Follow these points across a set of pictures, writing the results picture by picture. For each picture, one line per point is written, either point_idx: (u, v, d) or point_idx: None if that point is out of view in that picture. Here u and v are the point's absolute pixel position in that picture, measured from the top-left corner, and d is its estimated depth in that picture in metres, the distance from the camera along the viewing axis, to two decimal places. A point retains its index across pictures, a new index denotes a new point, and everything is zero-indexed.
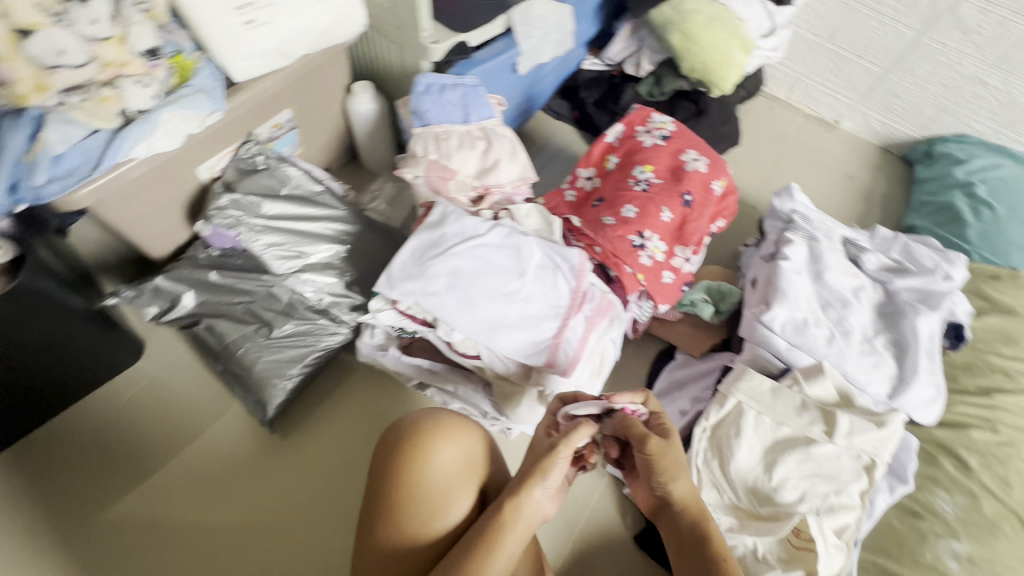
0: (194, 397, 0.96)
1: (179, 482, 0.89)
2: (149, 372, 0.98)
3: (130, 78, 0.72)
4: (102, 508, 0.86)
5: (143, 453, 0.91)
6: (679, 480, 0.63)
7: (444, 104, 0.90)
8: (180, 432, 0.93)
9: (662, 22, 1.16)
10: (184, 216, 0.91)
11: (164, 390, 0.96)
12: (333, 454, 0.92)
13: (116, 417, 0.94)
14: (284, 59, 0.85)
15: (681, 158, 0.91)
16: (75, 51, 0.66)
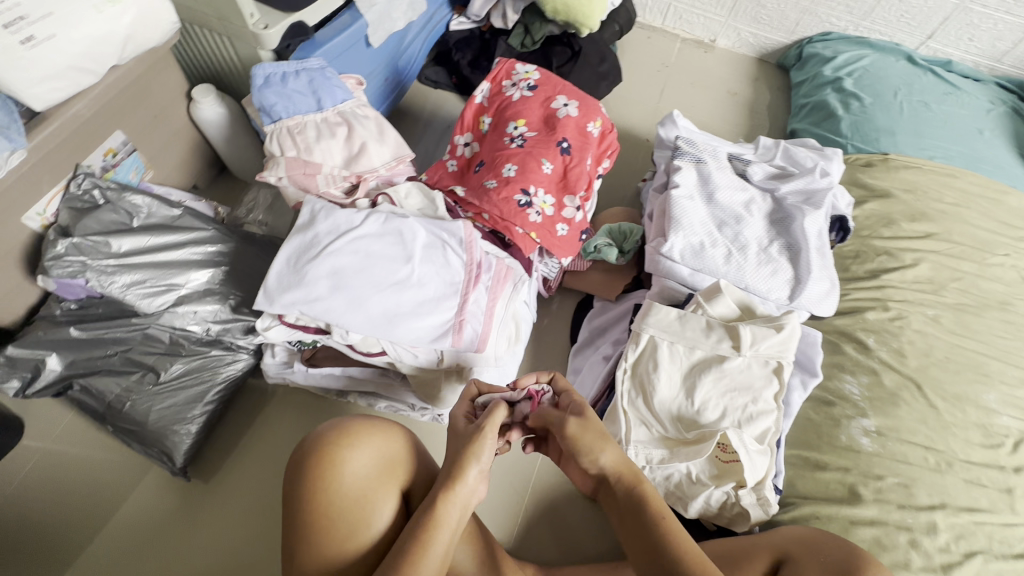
0: (99, 470, 0.87)
1: (100, 561, 0.81)
2: (40, 448, 0.88)
3: None
4: None
5: (55, 534, 0.82)
6: (605, 449, 0.62)
7: (289, 94, 0.83)
8: (93, 503, 0.85)
9: None
10: (25, 273, 0.80)
11: (64, 463, 0.87)
12: (268, 485, 0.87)
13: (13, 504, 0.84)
14: (90, 75, 0.75)
15: (552, 106, 0.88)
16: None
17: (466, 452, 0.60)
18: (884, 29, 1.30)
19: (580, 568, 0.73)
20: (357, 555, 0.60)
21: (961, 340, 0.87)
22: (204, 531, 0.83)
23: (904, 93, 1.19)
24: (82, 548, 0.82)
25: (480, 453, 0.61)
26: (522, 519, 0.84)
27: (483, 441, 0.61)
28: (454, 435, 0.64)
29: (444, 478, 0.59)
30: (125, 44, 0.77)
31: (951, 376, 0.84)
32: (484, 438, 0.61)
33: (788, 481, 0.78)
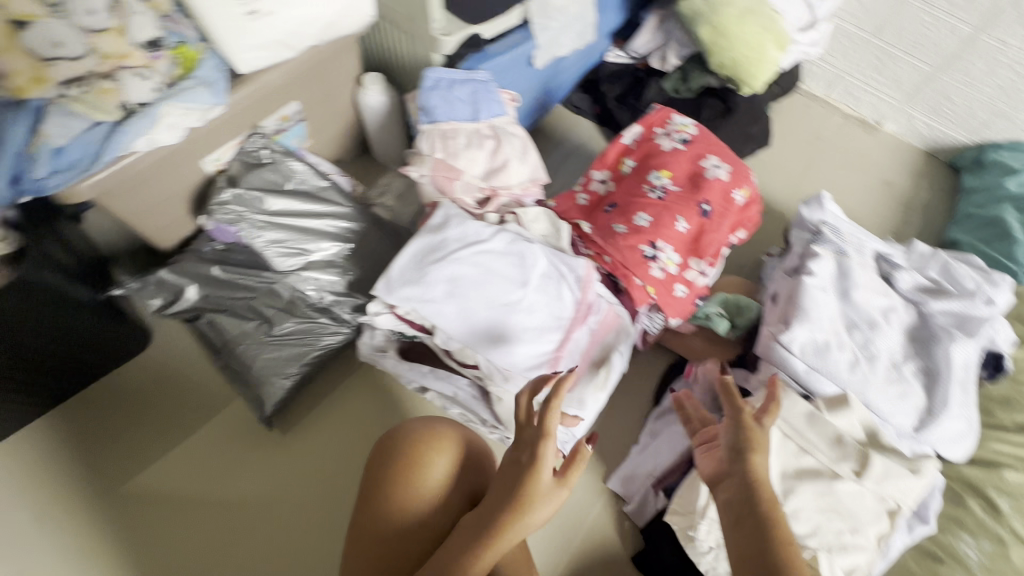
0: (188, 390, 0.96)
1: (169, 476, 0.88)
2: (163, 355, 0.98)
3: (130, 70, 0.70)
4: (118, 482, 0.88)
5: (157, 432, 0.92)
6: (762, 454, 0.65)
7: (452, 100, 0.86)
8: (192, 414, 0.94)
9: (690, 13, 1.08)
10: (190, 209, 0.90)
11: (179, 373, 0.97)
12: (342, 451, 0.91)
13: (133, 395, 0.95)
14: (289, 50, 0.83)
15: (702, 164, 0.85)
16: (73, 44, 0.65)
17: (534, 500, 0.58)
18: None
19: None
20: (428, 513, 0.63)
21: None
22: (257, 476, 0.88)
23: None
24: (160, 458, 0.90)
25: (551, 501, 0.59)
26: (564, 568, 0.82)
27: (557, 494, 0.59)
28: (516, 473, 0.59)
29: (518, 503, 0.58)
30: (325, 29, 0.83)
31: None
32: (558, 490, 0.59)
33: None
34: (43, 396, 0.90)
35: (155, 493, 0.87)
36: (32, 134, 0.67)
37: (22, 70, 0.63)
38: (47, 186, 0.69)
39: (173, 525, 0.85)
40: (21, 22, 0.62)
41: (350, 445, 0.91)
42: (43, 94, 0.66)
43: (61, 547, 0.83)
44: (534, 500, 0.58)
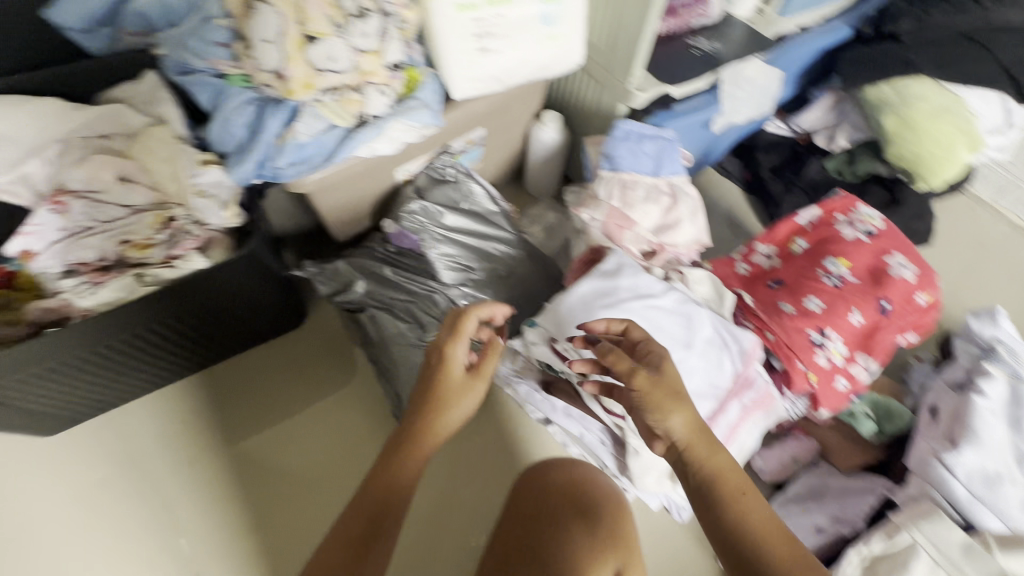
0: (315, 371, 1.01)
1: (279, 448, 0.94)
2: (304, 333, 1.05)
3: (374, 87, 0.79)
4: (243, 438, 0.95)
5: (284, 400, 0.98)
6: (675, 413, 0.61)
7: (639, 153, 0.89)
8: (317, 390, 1.00)
9: (877, 101, 1.07)
10: (372, 210, 0.98)
11: (314, 351, 1.03)
12: (451, 460, 0.94)
13: (270, 363, 1.02)
14: (499, 85, 0.88)
15: (885, 260, 0.83)
16: (343, 60, 0.74)
17: (448, 397, 0.64)
18: None
19: None
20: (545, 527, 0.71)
21: None
22: (354, 470, 0.92)
23: None
24: (273, 425, 0.96)
25: (473, 396, 0.65)
26: None
27: (473, 388, 0.65)
28: (427, 372, 0.66)
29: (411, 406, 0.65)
30: (538, 71, 0.88)
31: None
32: (474, 388, 0.65)
33: None
34: (200, 360, 0.94)
35: (266, 460, 0.93)
36: (286, 129, 0.77)
37: (298, 76, 0.72)
38: (282, 175, 0.79)
39: (275, 496, 0.90)
40: (312, 38, 0.72)
41: (453, 465, 0.94)
42: (305, 97, 0.75)
43: (183, 495, 0.89)
44: (446, 402, 0.63)
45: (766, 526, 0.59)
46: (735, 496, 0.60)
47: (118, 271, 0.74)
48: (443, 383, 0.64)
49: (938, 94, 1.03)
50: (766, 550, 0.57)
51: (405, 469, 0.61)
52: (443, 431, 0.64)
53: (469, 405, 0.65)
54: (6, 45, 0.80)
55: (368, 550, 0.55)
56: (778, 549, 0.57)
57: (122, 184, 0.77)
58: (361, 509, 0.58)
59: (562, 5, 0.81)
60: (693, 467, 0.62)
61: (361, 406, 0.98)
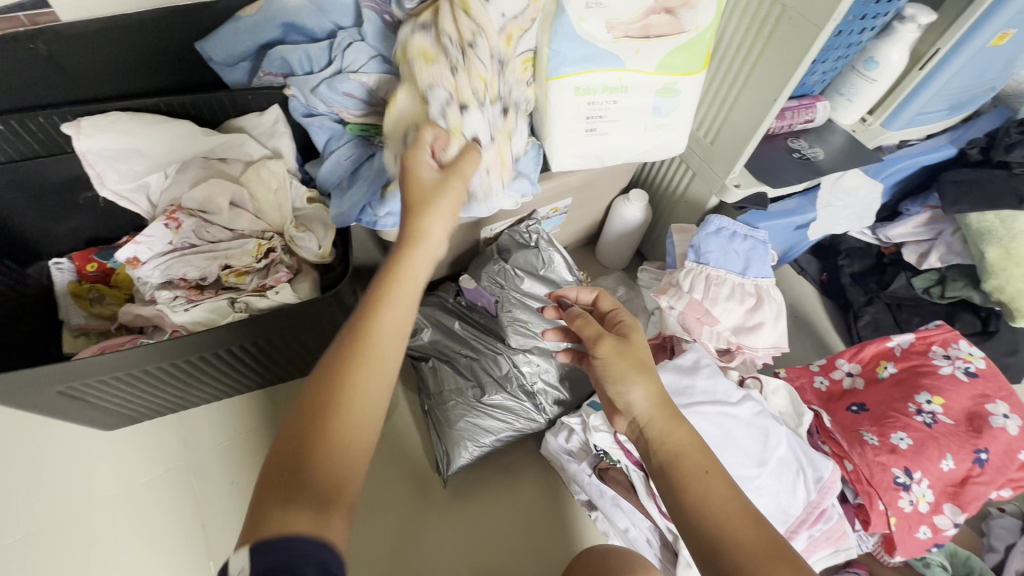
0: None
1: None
2: None
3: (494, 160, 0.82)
4: None
5: None
6: (631, 390, 0.56)
7: (728, 251, 0.88)
8: None
9: (980, 228, 1.02)
10: (452, 261, 1.00)
11: None
12: (480, 523, 0.91)
13: None
14: (597, 163, 0.89)
15: (986, 407, 0.77)
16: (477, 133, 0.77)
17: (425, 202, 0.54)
18: None
19: None
20: None
21: None
22: (382, 514, 0.90)
23: None
24: None
25: (446, 204, 0.55)
26: None
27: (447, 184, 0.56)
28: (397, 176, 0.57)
29: (393, 256, 0.52)
30: (637, 155, 0.89)
31: None
32: (452, 186, 0.56)
33: None
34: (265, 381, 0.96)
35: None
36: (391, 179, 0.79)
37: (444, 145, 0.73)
38: (380, 224, 0.81)
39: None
40: None
41: (482, 531, 0.90)
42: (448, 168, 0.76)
43: (218, 509, 0.90)
44: (418, 230, 0.53)
45: (730, 508, 0.48)
46: (694, 473, 0.50)
47: (214, 292, 0.77)
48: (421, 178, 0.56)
49: None
50: (723, 538, 0.46)
51: (370, 323, 0.48)
52: (421, 270, 0.52)
53: (448, 212, 0.55)
54: (156, 67, 0.87)
55: (341, 429, 0.44)
56: (742, 528, 0.46)
57: (231, 209, 0.81)
58: (323, 374, 0.46)
59: (677, 99, 0.82)
60: (653, 445, 0.54)
61: (401, 450, 0.97)
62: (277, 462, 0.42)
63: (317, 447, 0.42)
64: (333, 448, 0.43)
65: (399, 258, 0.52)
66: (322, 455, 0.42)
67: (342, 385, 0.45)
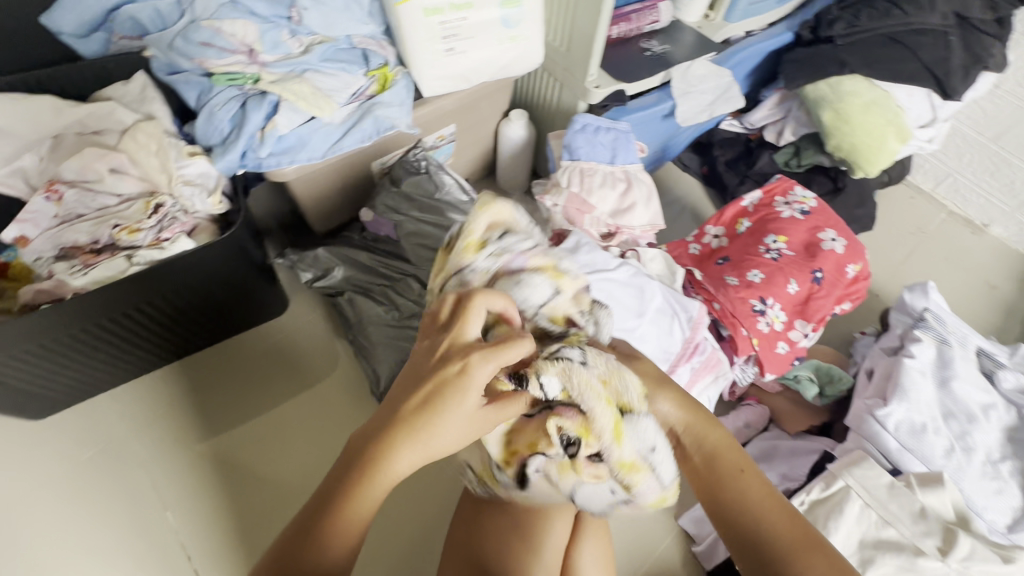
0: (295, 370, 1.05)
1: (260, 447, 0.97)
2: (285, 325, 1.09)
3: (383, 105, 0.90)
4: (216, 433, 0.98)
5: (260, 393, 1.02)
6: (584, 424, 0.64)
7: (595, 144, 0.97)
8: (291, 382, 1.04)
9: (815, 97, 1.17)
10: (352, 201, 1.06)
11: (290, 343, 1.08)
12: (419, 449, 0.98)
13: (249, 354, 1.06)
14: (465, 83, 0.96)
15: (818, 235, 0.91)
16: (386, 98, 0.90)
17: (432, 422, 0.47)
18: None
19: None
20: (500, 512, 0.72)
21: None
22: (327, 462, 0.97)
23: None
24: (248, 420, 1.00)
25: (472, 431, 0.49)
26: None
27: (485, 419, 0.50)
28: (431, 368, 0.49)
29: (370, 450, 0.47)
30: (500, 69, 0.96)
31: None
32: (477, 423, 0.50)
33: None
34: (180, 348, 1.00)
35: (243, 456, 0.96)
36: (266, 122, 0.83)
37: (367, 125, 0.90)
38: (264, 165, 0.86)
39: (250, 490, 0.93)
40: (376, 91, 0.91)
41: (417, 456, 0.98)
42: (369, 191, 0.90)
43: (161, 482, 0.93)
44: (404, 454, 0.47)
45: (765, 500, 0.57)
46: (733, 472, 0.59)
47: (109, 253, 0.79)
48: (444, 390, 0.47)
49: (869, 89, 1.13)
50: (763, 528, 0.55)
51: (336, 523, 0.46)
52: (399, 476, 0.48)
53: (462, 435, 0.49)
54: None
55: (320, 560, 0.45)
56: (778, 522, 0.55)
57: (113, 174, 0.82)
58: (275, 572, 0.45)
59: (520, 9, 0.89)
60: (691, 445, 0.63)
61: (336, 392, 1.03)
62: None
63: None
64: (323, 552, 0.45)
65: (375, 463, 0.47)
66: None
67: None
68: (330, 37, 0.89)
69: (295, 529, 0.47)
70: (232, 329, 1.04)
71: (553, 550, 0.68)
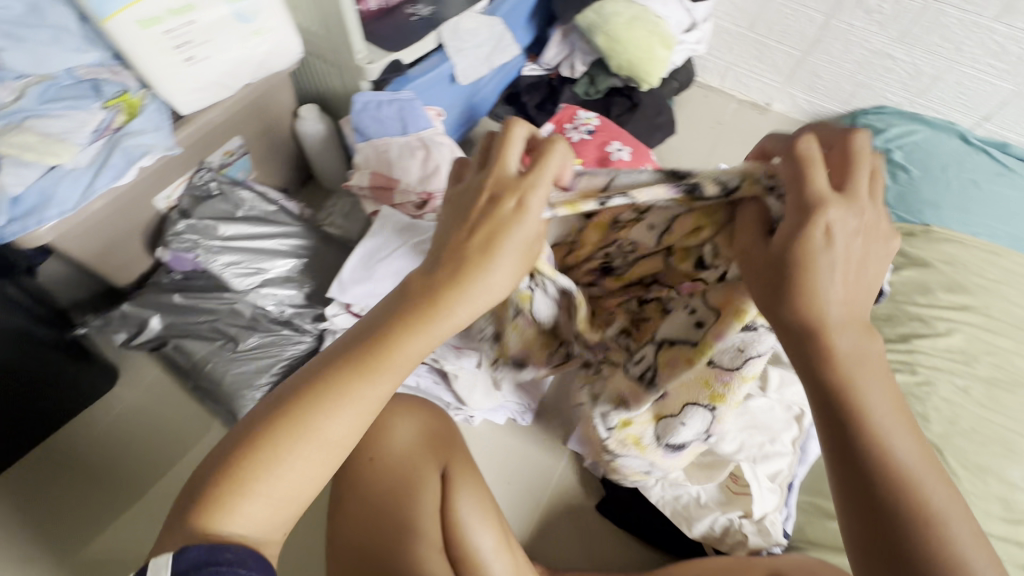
0: (150, 445, 0.97)
1: (135, 539, 0.89)
2: (123, 399, 1.00)
3: (134, 134, 0.82)
4: (85, 543, 0.88)
5: (122, 480, 0.94)
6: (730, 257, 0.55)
7: (381, 119, 0.98)
8: (152, 458, 0.96)
9: (587, 25, 1.23)
10: (146, 244, 0.97)
11: (134, 417, 0.99)
12: None
13: (92, 444, 0.96)
14: (226, 90, 0.91)
15: (607, 150, 0.98)
16: (138, 125, 0.83)
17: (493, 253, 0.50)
18: (940, 107, 1.33)
19: None
20: (396, 469, 0.71)
21: (991, 414, 0.88)
22: None
23: (953, 170, 1.22)
24: (116, 515, 0.91)
25: (508, 269, 0.51)
26: (538, 520, 0.91)
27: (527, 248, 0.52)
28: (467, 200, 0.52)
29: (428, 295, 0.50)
30: (258, 68, 0.92)
31: (975, 447, 0.85)
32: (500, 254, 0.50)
33: (799, 525, 0.81)
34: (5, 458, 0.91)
35: (119, 555, 0.88)
36: None
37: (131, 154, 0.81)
38: (5, 233, 0.73)
39: None
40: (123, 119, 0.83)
41: None
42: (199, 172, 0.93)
43: None
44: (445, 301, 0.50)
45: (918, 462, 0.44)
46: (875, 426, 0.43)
47: None
48: (507, 221, 0.50)
49: (628, 7, 1.21)
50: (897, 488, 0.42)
51: (377, 353, 0.50)
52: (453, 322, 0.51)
53: (511, 273, 0.51)
54: None
55: (335, 404, 0.48)
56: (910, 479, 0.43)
57: None
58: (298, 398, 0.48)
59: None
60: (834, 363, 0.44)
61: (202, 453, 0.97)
62: (231, 469, 0.46)
63: (284, 459, 0.47)
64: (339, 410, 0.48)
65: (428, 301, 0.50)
66: (288, 472, 0.47)
67: (319, 411, 0.48)
68: (48, 76, 0.80)
69: (329, 357, 0.51)
70: (57, 421, 0.95)
71: (430, 519, 0.69)
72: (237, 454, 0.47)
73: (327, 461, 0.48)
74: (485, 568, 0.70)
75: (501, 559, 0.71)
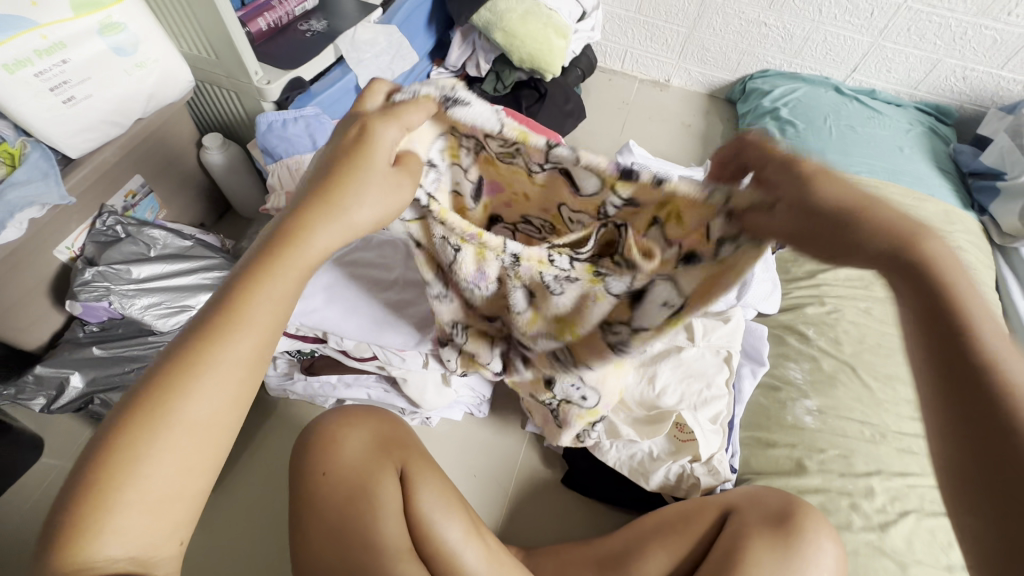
0: None
1: None
2: (51, 470, 0.93)
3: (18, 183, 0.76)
4: None
5: None
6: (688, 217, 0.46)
7: (289, 138, 0.96)
8: None
9: (484, 24, 1.27)
10: (52, 300, 0.91)
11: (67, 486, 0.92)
12: (260, 508, 0.90)
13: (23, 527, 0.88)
14: (116, 126, 0.87)
15: None
16: (20, 175, 0.77)
17: (341, 194, 0.42)
18: (814, 65, 1.46)
19: (572, 549, 0.83)
20: (353, 478, 0.71)
21: (891, 328, 0.98)
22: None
23: (832, 119, 1.35)
24: None
25: (380, 192, 0.44)
26: (508, 503, 0.93)
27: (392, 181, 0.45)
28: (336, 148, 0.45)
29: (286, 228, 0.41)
30: (148, 100, 0.89)
31: (883, 359, 0.94)
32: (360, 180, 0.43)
33: (744, 460, 0.87)
34: None
35: None
36: None
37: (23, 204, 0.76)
38: None
39: None
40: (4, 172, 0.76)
41: (270, 512, 0.90)
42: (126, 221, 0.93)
43: None
44: (302, 240, 0.41)
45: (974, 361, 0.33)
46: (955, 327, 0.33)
47: None
48: (356, 154, 0.44)
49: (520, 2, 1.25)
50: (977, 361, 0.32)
51: (235, 309, 0.39)
52: (316, 258, 0.42)
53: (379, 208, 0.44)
54: None
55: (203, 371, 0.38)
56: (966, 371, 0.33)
57: None
58: (150, 385, 0.38)
59: (129, 31, 0.82)
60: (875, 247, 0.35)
61: None
62: (86, 490, 0.35)
63: (148, 459, 0.36)
64: (213, 374, 0.38)
65: (288, 238, 0.41)
66: (161, 472, 0.36)
67: (176, 394, 0.37)
68: None
69: (191, 323, 0.40)
70: None
71: (393, 521, 0.70)
72: (89, 469, 0.36)
73: (210, 446, 0.38)
74: (455, 559, 0.72)
75: (472, 546, 0.73)
